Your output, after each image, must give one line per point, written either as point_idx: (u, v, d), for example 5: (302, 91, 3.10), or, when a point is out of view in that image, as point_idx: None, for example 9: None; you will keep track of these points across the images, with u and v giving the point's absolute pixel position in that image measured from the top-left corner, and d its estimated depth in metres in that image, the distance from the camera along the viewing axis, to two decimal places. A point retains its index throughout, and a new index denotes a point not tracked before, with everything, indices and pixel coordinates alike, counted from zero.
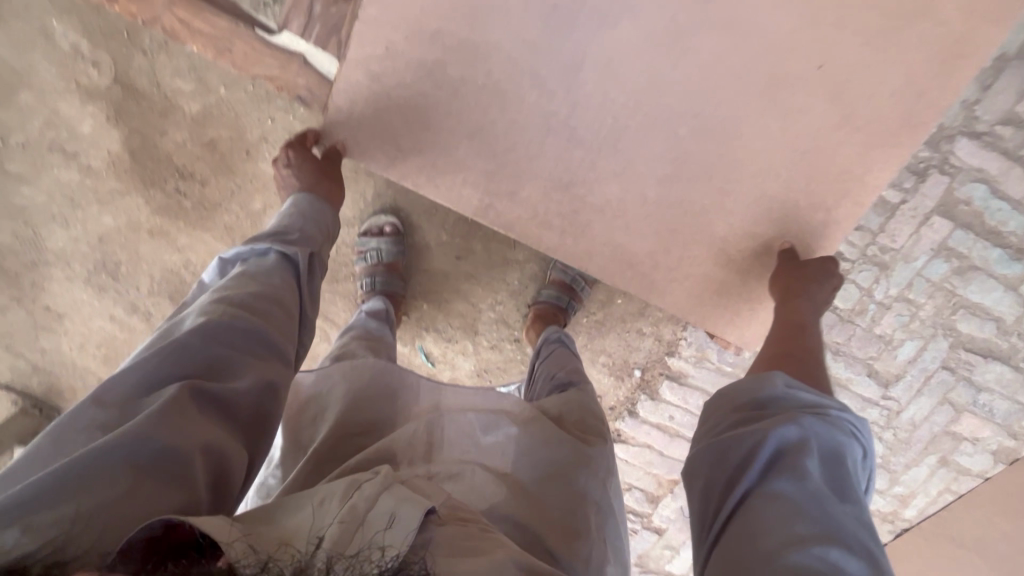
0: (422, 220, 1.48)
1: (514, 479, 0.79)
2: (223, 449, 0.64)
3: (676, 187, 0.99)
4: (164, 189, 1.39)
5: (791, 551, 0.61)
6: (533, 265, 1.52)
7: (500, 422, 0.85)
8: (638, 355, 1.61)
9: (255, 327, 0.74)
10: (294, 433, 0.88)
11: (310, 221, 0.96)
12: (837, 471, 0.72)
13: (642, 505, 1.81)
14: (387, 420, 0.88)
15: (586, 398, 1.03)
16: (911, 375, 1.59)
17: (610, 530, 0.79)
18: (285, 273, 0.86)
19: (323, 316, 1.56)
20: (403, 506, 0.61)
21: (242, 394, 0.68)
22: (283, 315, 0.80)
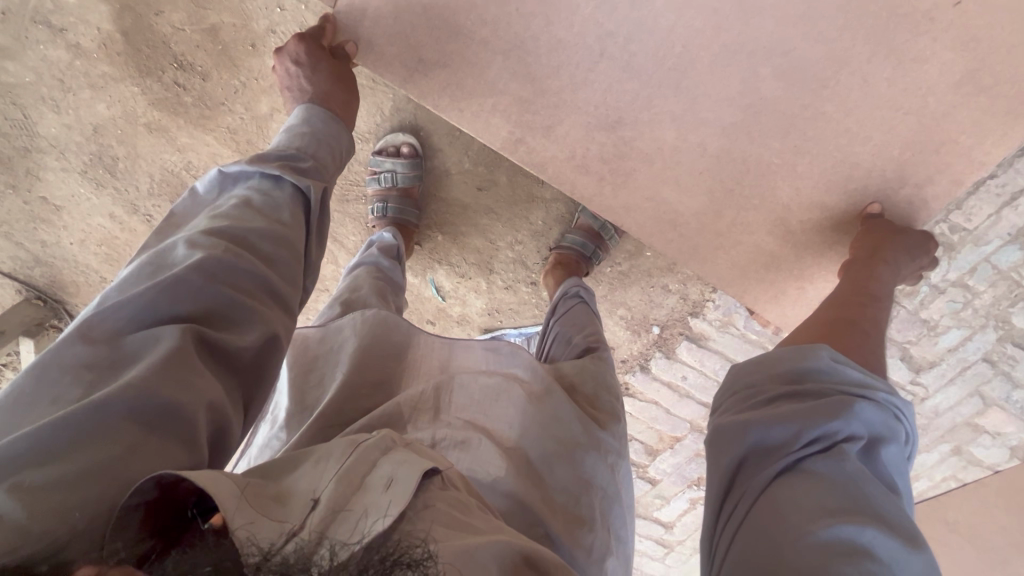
0: (444, 143, 1.34)
1: (520, 454, 0.75)
2: (224, 412, 0.53)
3: (743, 139, 0.84)
4: (162, 80, 1.25)
5: (836, 559, 0.47)
6: (560, 205, 1.40)
7: (510, 389, 0.81)
8: (659, 312, 1.51)
9: (259, 271, 0.62)
10: (299, 391, 0.83)
11: (321, 142, 0.82)
12: (879, 458, 0.59)
13: (639, 456, 1.81)
14: (397, 379, 0.84)
15: (605, 366, 0.97)
16: (947, 363, 1.49)
17: (614, 518, 0.76)
18: (296, 206, 0.73)
19: (331, 237, 1.47)
20: (405, 466, 0.47)
21: (244, 349, 0.57)
22: (292, 260, 0.68)
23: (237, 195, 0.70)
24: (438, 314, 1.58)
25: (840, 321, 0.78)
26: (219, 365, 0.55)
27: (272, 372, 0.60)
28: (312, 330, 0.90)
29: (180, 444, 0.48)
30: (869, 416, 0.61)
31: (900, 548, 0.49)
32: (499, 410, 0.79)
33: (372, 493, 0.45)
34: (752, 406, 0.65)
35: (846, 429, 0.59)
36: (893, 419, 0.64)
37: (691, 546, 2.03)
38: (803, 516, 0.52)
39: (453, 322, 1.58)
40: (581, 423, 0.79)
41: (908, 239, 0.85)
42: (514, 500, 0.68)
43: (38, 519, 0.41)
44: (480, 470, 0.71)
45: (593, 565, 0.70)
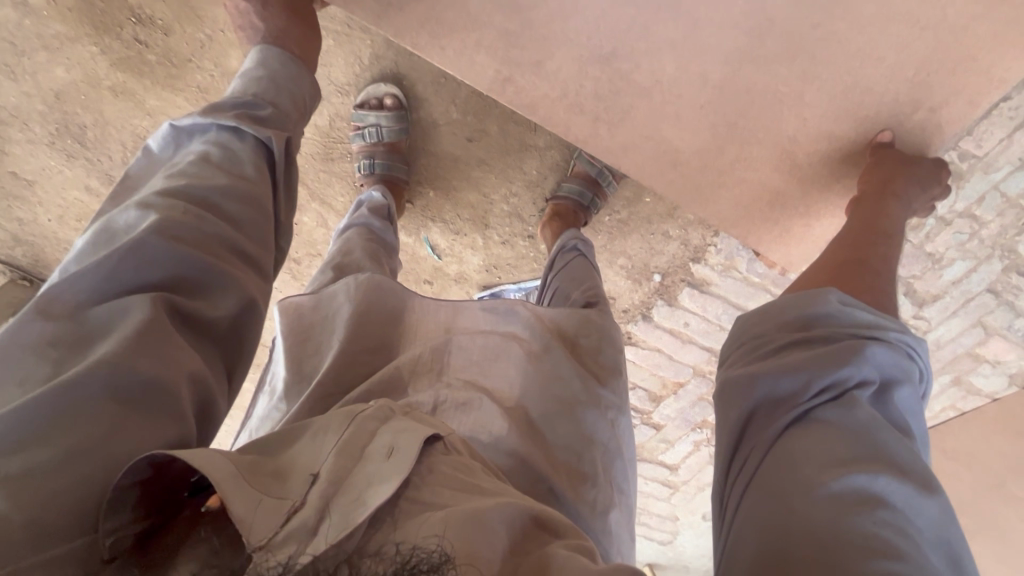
0: (429, 92, 1.27)
1: (523, 413, 0.75)
2: (204, 382, 0.51)
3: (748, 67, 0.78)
4: (121, 36, 1.16)
5: (849, 507, 0.46)
6: (555, 152, 1.34)
7: (510, 347, 0.82)
8: (660, 260, 1.49)
9: (229, 235, 0.59)
10: (295, 360, 0.80)
11: (282, 89, 0.76)
12: (892, 400, 0.57)
13: (643, 403, 1.83)
14: (396, 344, 0.82)
15: (608, 320, 0.94)
16: (950, 296, 1.48)
17: (617, 473, 0.77)
18: (259, 160, 0.68)
19: (319, 199, 1.41)
20: (403, 436, 0.47)
21: (219, 316, 0.55)
22: (261, 220, 0.65)
23: (194, 150, 0.65)
24: (435, 273, 1.55)
25: (852, 262, 0.74)
26: (194, 333, 0.53)
27: (249, 337, 0.59)
28: (304, 298, 0.86)
29: (161, 417, 0.46)
30: (879, 358, 0.59)
31: (913, 490, 0.48)
32: (500, 370, 0.79)
33: (372, 464, 0.45)
34: (759, 356, 0.63)
35: (857, 373, 0.57)
36: (905, 359, 0.62)
37: (695, 485, 2.08)
38: (814, 463, 0.50)
39: (451, 280, 1.55)
40: (582, 382, 0.80)
41: (921, 170, 0.82)
42: (519, 458, 0.68)
43: (21, 510, 0.38)
44: (482, 429, 0.71)
45: (599, 519, 0.71)
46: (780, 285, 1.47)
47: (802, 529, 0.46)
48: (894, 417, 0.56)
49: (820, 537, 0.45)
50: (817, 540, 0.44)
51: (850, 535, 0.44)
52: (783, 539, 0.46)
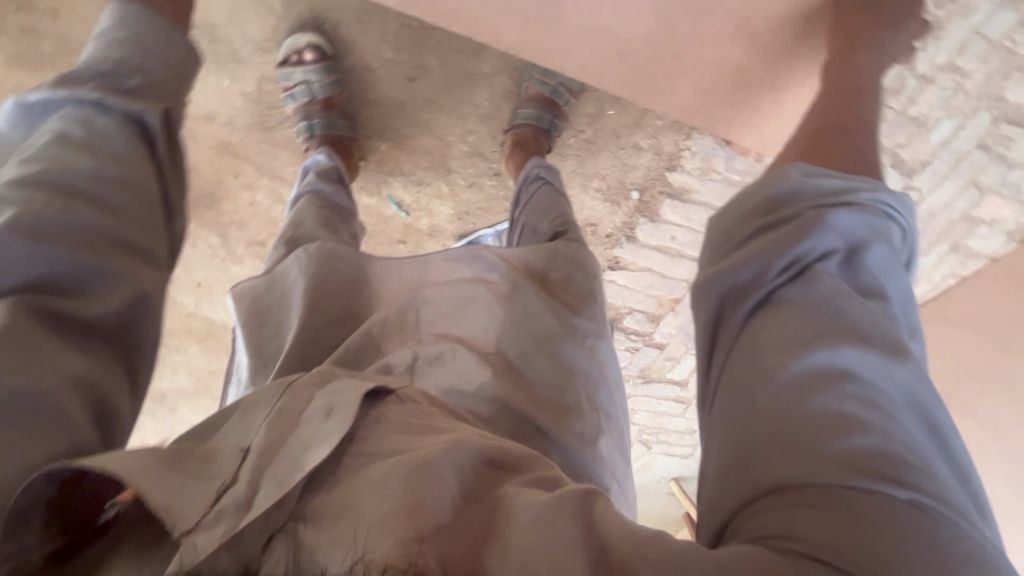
0: (356, 33, 1.16)
1: (499, 356, 0.73)
2: (95, 383, 0.47)
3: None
4: (7, 28, 1.05)
5: (808, 394, 0.42)
6: (504, 77, 1.25)
7: (479, 292, 0.79)
8: (636, 175, 1.41)
9: (104, 224, 0.52)
10: (255, 345, 0.78)
11: (143, 47, 0.62)
12: (863, 266, 0.51)
13: (643, 326, 1.80)
14: (362, 309, 0.79)
15: (581, 249, 0.90)
16: (940, 160, 1.42)
17: (601, 399, 0.76)
18: (130, 136, 0.58)
19: (268, 173, 1.33)
20: (342, 395, 0.49)
21: (105, 313, 0.50)
22: (144, 205, 0.57)
23: (50, 129, 0.56)
24: (407, 231, 1.48)
25: (826, 130, 0.66)
26: (79, 334, 0.48)
27: (149, 332, 0.54)
28: (257, 280, 0.83)
29: (46, 427, 0.42)
30: (845, 224, 0.52)
31: (882, 361, 0.43)
32: (471, 318, 0.77)
33: (310, 424, 0.46)
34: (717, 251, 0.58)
35: (818, 245, 0.51)
36: (879, 217, 0.55)
37: None
38: (774, 352, 0.46)
39: (425, 235, 1.49)
40: (554, 314, 0.79)
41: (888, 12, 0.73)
42: (499, 402, 0.67)
43: None
44: (463, 380, 0.68)
45: (589, 448, 0.69)
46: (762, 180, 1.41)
47: (762, 424, 0.42)
48: (865, 285, 0.50)
49: (776, 429, 0.41)
50: (776, 433, 0.41)
51: (809, 423, 0.40)
52: (744, 438, 0.43)
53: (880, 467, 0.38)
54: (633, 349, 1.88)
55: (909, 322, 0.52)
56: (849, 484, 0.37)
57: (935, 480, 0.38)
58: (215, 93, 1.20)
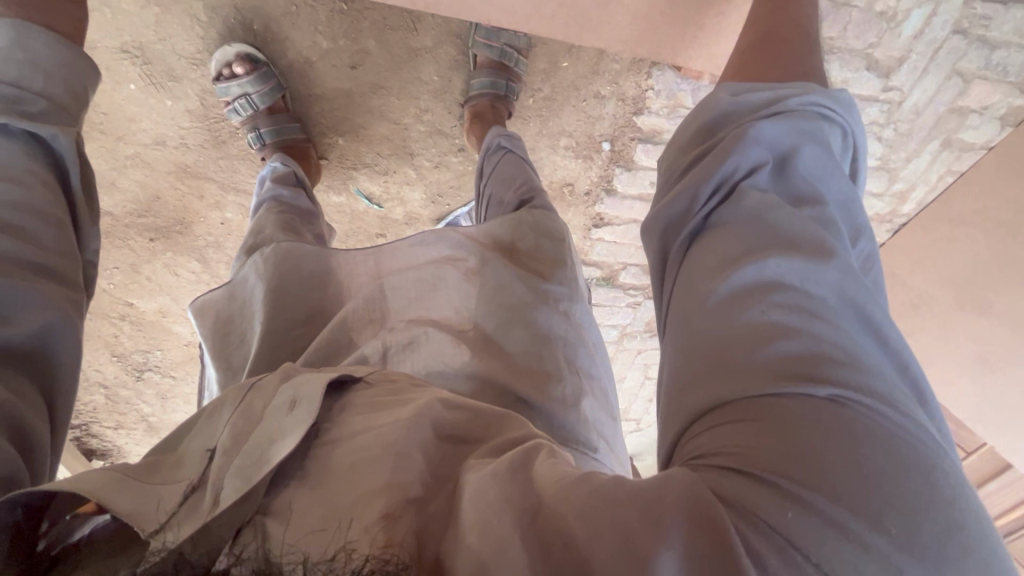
0: (287, 29, 1.12)
1: (474, 333, 0.73)
2: (18, 407, 0.46)
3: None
4: None
5: (737, 320, 0.39)
6: (448, 48, 1.21)
7: (446, 274, 0.78)
8: (603, 126, 1.37)
9: (9, 248, 0.51)
10: (222, 356, 0.80)
11: (40, 65, 0.59)
12: (794, 172, 0.47)
13: (640, 279, 1.77)
14: (329, 306, 0.80)
15: (545, 214, 0.87)
16: (917, 54, 1.35)
17: (581, 360, 0.75)
18: (36, 166, 0.56)
19: (232, 189, 1.31)
20: (304, 386, 0.50)
21: (24, 336, 0.49)
22: (55, 229, 0.56)
23: None
24: (383, 223, 1.46)
25: (755, 41, 0.62)
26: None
27: (69, 357, 0.53)
28: (217, 293, 0.84)
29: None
30: (773, 133, 0.48)
31: (811, 268, 0.40)
32: (441, 298, 0.76)
33: (276, 416, 0.48)
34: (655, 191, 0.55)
35: (743, 160, 0.47)
36: (814, 118, 0.50)
37: None
38: (705, 279, 0.43)
39: (402, 225, 1.47)
40: (525, 284, 0.77)
41: None
42: (478, 378, 0.68)
43: None
44: (441, 361, 0.69)
45: (573, 412, 0.68)
46: None
47: (695, 354, 0.40)
48: (797, 192, 0.46)
49: (709, 361, 0.39)
50: (707, 361, 0.39)
51: (739, 348, 0.38)
52: (681, 368, 0.41)
53: (809, 376, 0.35)
54: (634, 304, 1.85)
55: (857, 225, 0.48)
56: (776, 398, 0.34)
57: (876, 384, 0.35)
58: (161, 115, 1.18)
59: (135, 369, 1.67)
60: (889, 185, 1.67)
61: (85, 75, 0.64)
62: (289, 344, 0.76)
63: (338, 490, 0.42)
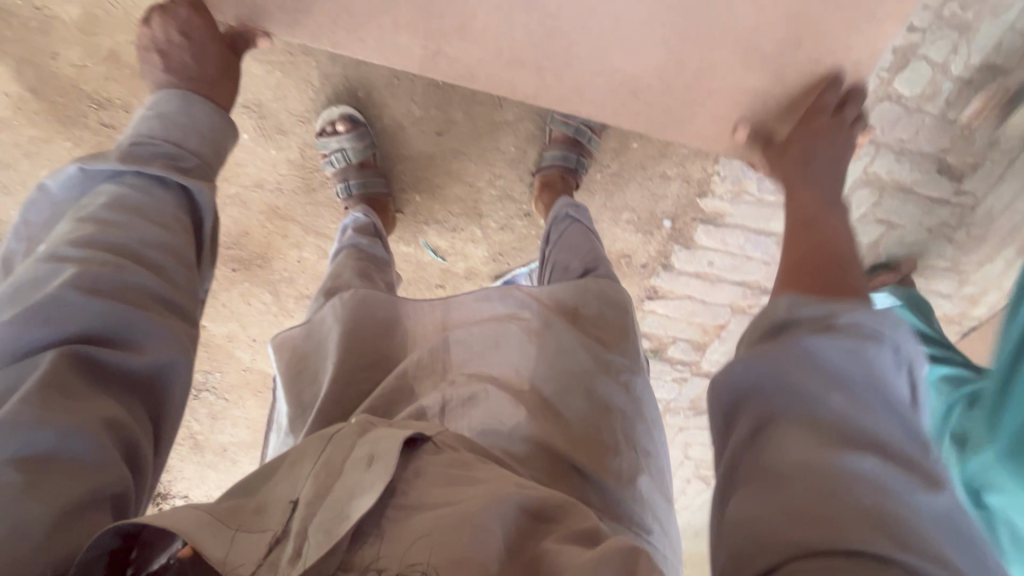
0: (386, 97, 1.25)
1: (533, 393, 0.73)
2: (134, 433, 0.51)
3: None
4: (88, 125, 1.20)
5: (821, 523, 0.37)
6: (527, 123, 1.29)
7: (510, 331, 0.79)
8: (666, 204, 1.42)
9: (150, 283, 0.57)
10: (294, 393, 0.82)
11: (193, 128, 0.69)
12: (881, 364, 0.44)
13: (688, 355, 1.75)
14: (395, 353, 0.82)
15: (608, 283, 0.90)
16: (992, 161, 1.34)
17: (640, 436, 0.76)
18: (179, 211, 0.65)
19: (313, 232, 1.42)
20: (382, 441, 0.52)
21: (146, 366, 0.54)
22: (185, 268, 0.62)
23: (106, 191, 0.62)
24: (444, 275, 1.53)
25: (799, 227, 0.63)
26: (114, 386, 0.52)
27: (179, 388, 0.58)
28: (294, 330, 0.89)
29: (86, 470, 0.46)
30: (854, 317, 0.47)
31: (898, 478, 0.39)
32: (502, 356, 0.77)
33: (355, 471, 0.50)
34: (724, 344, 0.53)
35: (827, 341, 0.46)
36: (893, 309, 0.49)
37: None
38: (779, 453, 0.42)
39: (462, 278, 1.53)
40: (586, 350, 0.79)
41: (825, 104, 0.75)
42: (534, 442, 0.68)
43: None
44: (497, 419, 0.69)
45: (626, 488, 0.70)
46: None
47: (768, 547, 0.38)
48: (882, 383, 0.44)
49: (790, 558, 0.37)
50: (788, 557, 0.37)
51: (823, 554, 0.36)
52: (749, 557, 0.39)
53: None
54: (681, 380, 1.82)
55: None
56: None
57: None
58: (264, 162, 1.30)
59: (194, 388, 1.76)
60: (959, 286, 1.62)
61: (222, 134, 0.72)
62: (355, 388, 0.78)
63: (413, 550, 0.45)
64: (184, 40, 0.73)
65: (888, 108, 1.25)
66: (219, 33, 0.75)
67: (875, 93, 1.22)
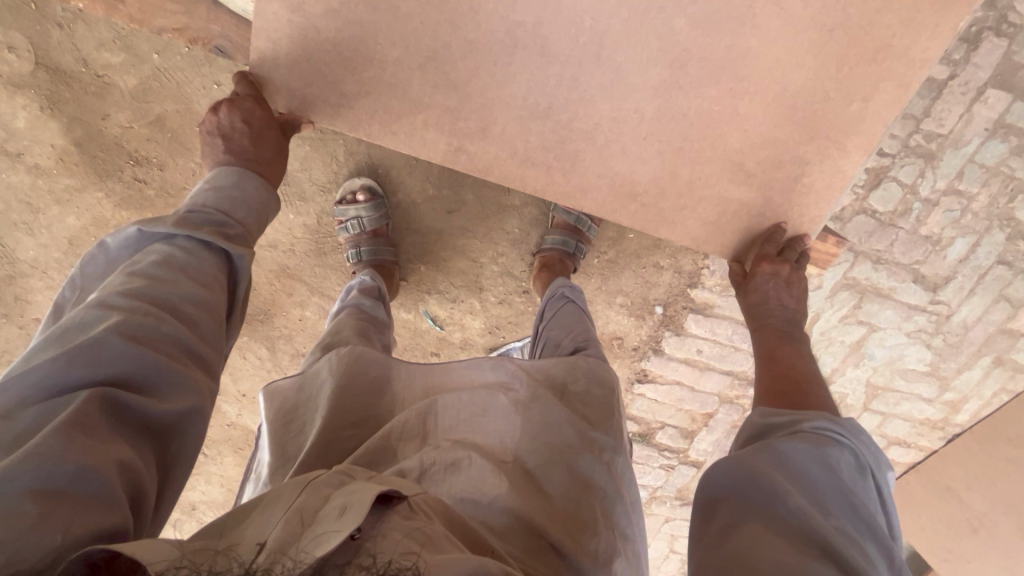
0: (404, 175, 1.34)
1: (517, 465, 0.75)
2: (142, 474, 0.54)
3: (695, 85, 0.78)
4: (121, 178, 1.28)
5: None
6: (532, 208, 1.38)
7: (499, 405, 0.81)
8: (658, 292, 1.49)
9: (180, 334, 0.63)
10: (279, 443, 0.84)
11: (237, 200, 0.77)
12: (819, 482, 0.60)
13: (677, 441, 1.75)
14: (383, 414, 0.84)
15: (595, 362, 0.94)
16: (963, 275, 1.44)
17: (618, 517, 0.77)
18: (220, 272, 0.72)
19: (318, 292, 1.47)
20: (356, 493, 0.55)
21: (168, 413, 0.58)
22: (215, 323, 0.68)
23: (158, 251, 0.69)
24: (440, 344, 1.56)
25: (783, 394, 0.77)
26: (135, 427, 0.56)
27: (193, 438, 0.62)
28: (288, 382, 0.91)
29: (96, 509, 0.49)
30: (819, 454, 0.63)
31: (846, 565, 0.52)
32: (489, 424, 0.79)
33: (327, 518, 0.52)
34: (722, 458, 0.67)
35: (798, 465, 0.61)
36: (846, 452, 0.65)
37: None
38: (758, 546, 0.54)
39: (457, 348, 1.56)
40: (573, 426, 0.81)
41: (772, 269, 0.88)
42: (513, 515, 0.69)
43: None
44: (477, 490, 0.70)
45: (601, 569, 0.71)
46: None
47: None
48: (822, 498, 0.58)
49: None
50: None
51: None
52: None
53: None
54: (668, 467, 1.80)
55: (883, 546, 0.56)
56: None
57: None
58: (282, 224, 1.38)
59: None
60: (941, 392, 1.66)
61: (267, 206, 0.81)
62: (336, 446, 0.79)
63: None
64: (246, 126, 0.80)
65: (864, 221, 1.36)
66: (275, 119, 0.83)
67: (851, 206, 1.34)
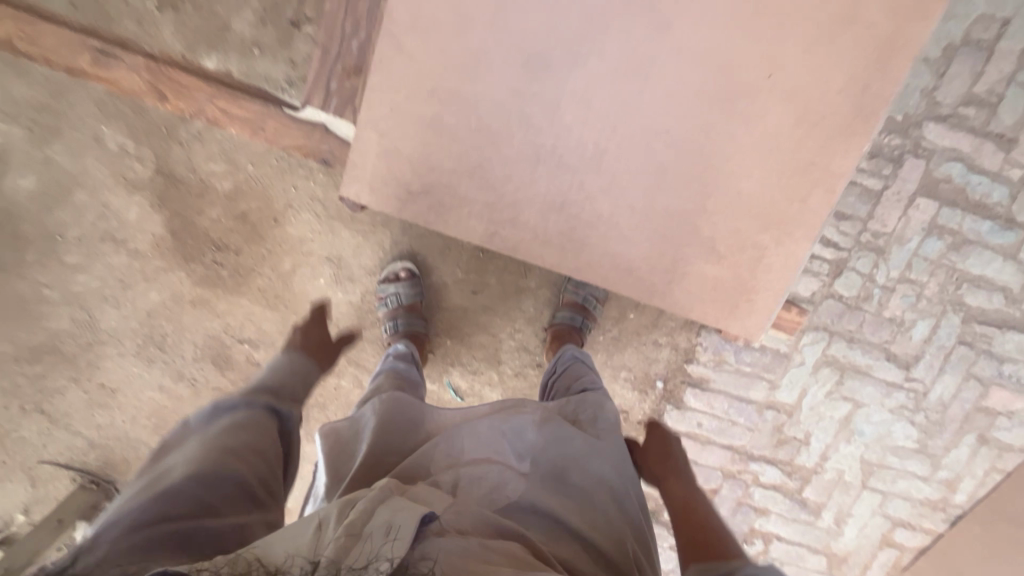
0: (437, 261, 1.59)
1: (536, 471, 0.91)
2: None
3: (674, 190, 1.03)
4: (203, 261, 1.54)
5: None
6: (546, 290, 1.60)
7: (516, 427, 0.96)
8: (658, 367, 1.66)
9: (238, 475, 0.80)
10: (334, 468, 0.97)
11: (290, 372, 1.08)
12: None
13: None
14: (422, 439, 1.00)
15: (602, 398, 1.10)
16: (930, 353, 1.61)
17: (629, 508, 0.93)
18: (270, 429, 0.92)
19: (354, 363, 1.65)
20: (400, 513, 0.69)
21: (219, 539, 0.74)
22: (267, 468, 0.86)
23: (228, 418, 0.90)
24: None
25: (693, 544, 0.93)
26: (194, 551, 0.72)
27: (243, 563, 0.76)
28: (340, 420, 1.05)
29: None
30: None
31: None
32: (508, 442, 0.94)
33: (377, 536, 0.66)
34: None
35: None
36: None
37: None
38: None
39: None
40: (582, 438, 0.97)
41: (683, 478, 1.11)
42: (534, 508, 0.85)
43: None
44: (502, 492, 0.85)
45: (615, 547, 0.86)
46: (772, 371, 1.63)
47: None
48: None
49: None
50: None
51: None
52: None
53: None
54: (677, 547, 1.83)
55: None
56: None
57: None
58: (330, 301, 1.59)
59: None
60: (934, 471, 1.74)
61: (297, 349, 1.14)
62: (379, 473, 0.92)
63: None
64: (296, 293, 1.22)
65: (833, 304, 1.57)
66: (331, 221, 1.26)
67: (820, 291, 1.56)
